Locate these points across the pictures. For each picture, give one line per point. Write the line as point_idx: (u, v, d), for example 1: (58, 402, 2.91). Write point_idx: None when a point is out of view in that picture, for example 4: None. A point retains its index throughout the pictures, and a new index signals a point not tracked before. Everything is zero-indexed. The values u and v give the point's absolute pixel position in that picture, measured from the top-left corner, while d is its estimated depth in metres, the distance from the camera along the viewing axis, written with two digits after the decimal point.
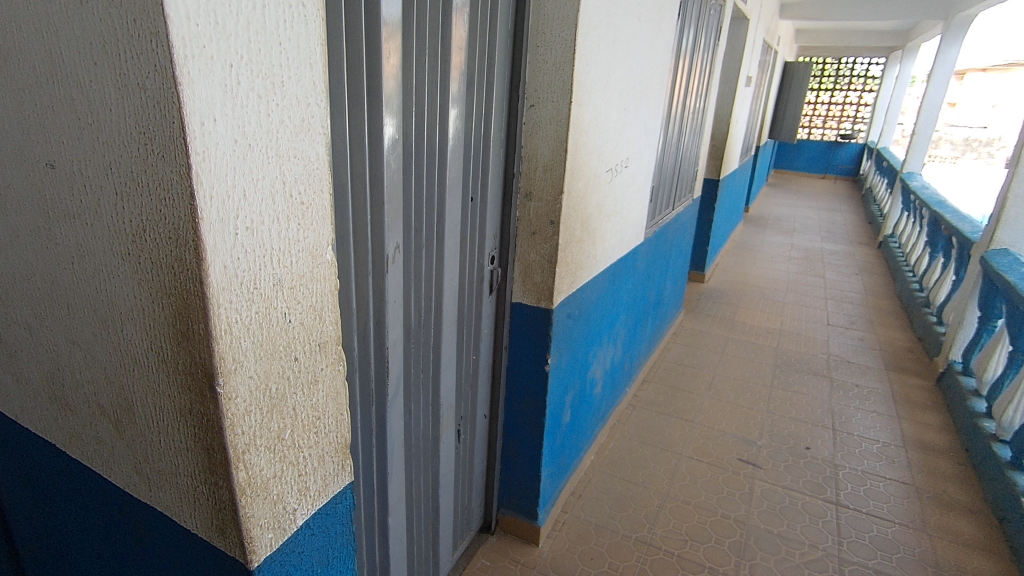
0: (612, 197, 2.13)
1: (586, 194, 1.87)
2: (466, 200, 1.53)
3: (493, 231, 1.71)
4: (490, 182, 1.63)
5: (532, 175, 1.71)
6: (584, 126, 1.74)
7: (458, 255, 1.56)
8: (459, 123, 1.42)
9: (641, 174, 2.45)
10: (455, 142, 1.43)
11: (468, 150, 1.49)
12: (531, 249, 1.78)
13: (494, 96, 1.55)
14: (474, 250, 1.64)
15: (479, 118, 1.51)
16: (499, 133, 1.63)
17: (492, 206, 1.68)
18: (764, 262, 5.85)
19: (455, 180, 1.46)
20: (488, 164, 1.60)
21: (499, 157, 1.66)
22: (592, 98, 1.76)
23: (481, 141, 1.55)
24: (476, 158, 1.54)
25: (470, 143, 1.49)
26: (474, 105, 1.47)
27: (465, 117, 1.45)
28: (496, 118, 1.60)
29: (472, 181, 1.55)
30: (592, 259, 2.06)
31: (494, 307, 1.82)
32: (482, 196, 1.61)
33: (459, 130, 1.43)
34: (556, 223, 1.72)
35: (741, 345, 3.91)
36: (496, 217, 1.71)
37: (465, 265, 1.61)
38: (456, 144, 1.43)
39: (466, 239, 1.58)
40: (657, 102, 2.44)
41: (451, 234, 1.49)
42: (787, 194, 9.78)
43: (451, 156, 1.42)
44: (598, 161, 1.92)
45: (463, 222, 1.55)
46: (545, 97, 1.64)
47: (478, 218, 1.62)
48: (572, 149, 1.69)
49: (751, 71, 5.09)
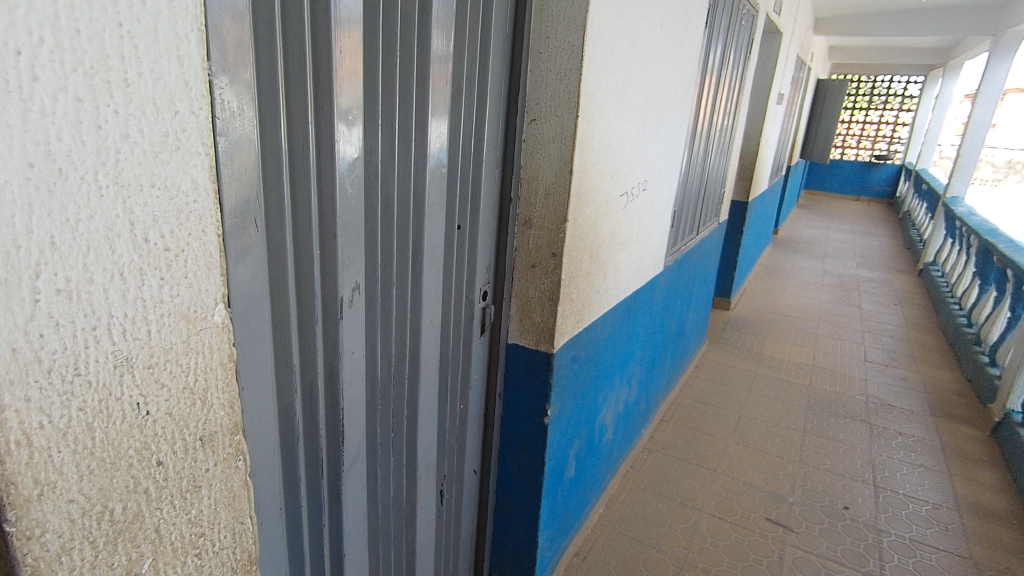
0: (626, 224, 1.89)
1: (595, 222, 1.64)
2: (450, 229, 1.32)
3: (486, 263, 1.49)
4: (484, 208, 1.41)
5: (533, 200, 1.48)
6: (594, 144, 1.51)
7: (440, 292, 1.33)
8: (442, 140, 1.21)
9: (661, 197, 2.20)
10: (437, 163, 1.21)
11: (454, 171, 1.27)
12: (529, 284, 1.55)
13: (489, 109, 1.34)
14: (462, 286, 1.41)
15: (470, 136, 1.30)
16: (495, 151, 1.41)
17: (486, 235, 1.45)
18: (795, 289, 5.52)
19: (437, 207, 1.24)
20: (480, 186, 1.38)
21: (494, 178, 1.43)
22: (604, 113, 1.53)
23: (472, 161, 1.33)
24: (466, 181, 1.32)
25: (457, 164, 1.28)
26: (462, 119, 1.26)
27: (451, 134, 1.23)
28: (491, 134, 1.37)
29: (460, 207, 1.33)
30: (602, 294, 1.83)
31: (487, 349, 1.59)
32: (473, 225, 1.39)
33: (442, 148, 1.22)
34: (559, 255, 1.49)
35: (770, 382, 3.61)
36: (490, 247, 1.49)
37: (450, 303, 1.38)
38: (439, 165, 1.22)
39: (451, 275, 1.36)
40: (680, 118, 2.20)
41: (431, 269, 1.27)
42: (818, 216, 9.40)
43: (432, 179, 1.20)
44: (610, 185, 1.68)
45: (446, 255, 1.33)
46: (548, 110, 1.41)
47: (468, 249, 1.40)
48: (579, 171, 1.45)
49: (784, 87, 4.81)
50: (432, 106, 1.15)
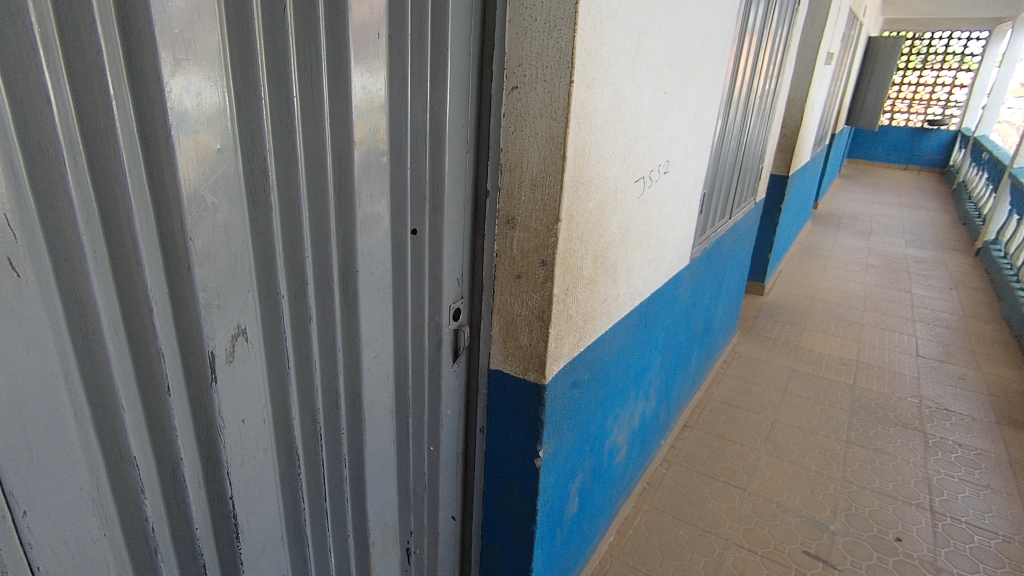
0: (642, 216, 1.54)
1: (600, 217, 1.29)
2: (398, 234, 1.00)
3: (457, 274, 1.17)
4: (449, 204, 1.09)
5: (516, 193, 1.15)
6: (598, 119, 1.16)
7: (387, 317, 1.03)
8: (377, 117, 0.88)
9: (687, 180, 1.84)
10: (371, 148, 0.88)
11: (398, 158, 0.95)
12: (514, 299, 1.23)
13: (451, 72, 1.00)
14: (421, 305, 1.10)
15: (421, 110, 0.96)
16: (463, 129, 1.07)
17: (454, 238, 1.13)
18: (836, 270, 5.05)
19: (375, 209, 0.93)
20: (443, 178, 1.05)
21: (464, 165, 1.10)
22: (611, 78, 1.17)
23: (428, 143, 1.00)
24: (419, 171, 1.00)
25: (403, 148, 0.95)
26: (408, 88, 0.93)
27: (390, 107, 0.91)
28: (457, 107, 1.04)
29: (412, 206, 1.01)
30: (610, 303, 1.49)
31: (462, 377, 1.29)
32: (433, 227, 1.07)
33: (379, 128, 0.89)
34: (550, 264, 1.16)
35: (808, 381, 3.23)
36: (461, 254, 1.16)
37: (403, 328, 1.08)
38: (373, 151, 0.89)
39: (403, 292, 1.05)
40: (713, 84, 1.81)
41: (369, 289, 0.96)
42: (862, 188, 8.76)
43: (364, 171, 0.88)
44: (621, 169, 1.33)
45: (393, 268, 1.01)
46: (534, 74, 1.06)
47: (428, 259, 1.08)
48: (575, 155, 1.11)
49: (833, 45, 4.27)
50: (355, 70, 0.82)
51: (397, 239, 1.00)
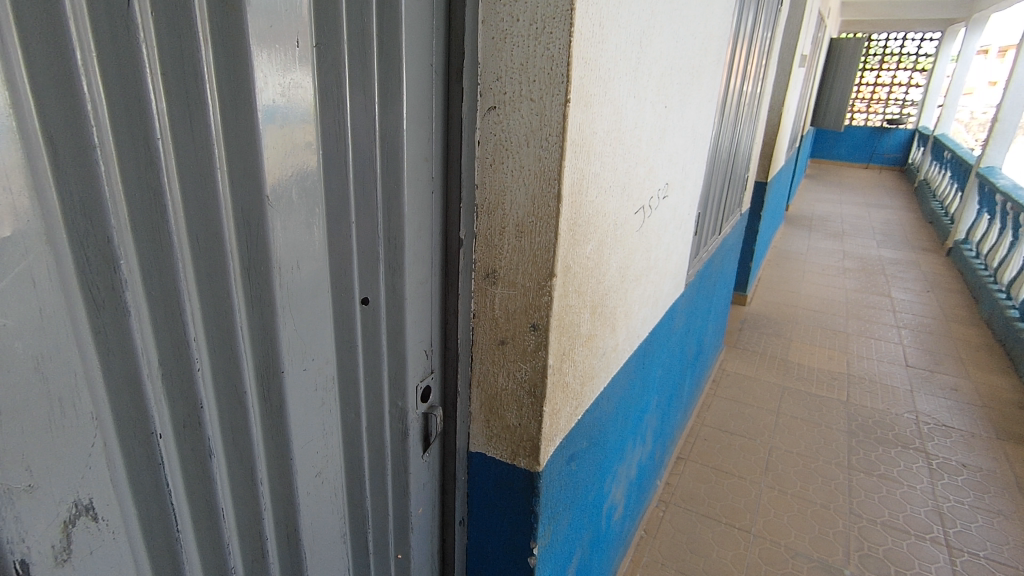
0: (642, 250, 1.31)
1: (599, 260, 1.05)
2: (342, 309, 0.74)
3: (423, 345, 0.91)
4: (412, 259, 0.83)
5: (498, 240, 0.90)
6: (597, 144, 0.92)
7: (332, 418, 0.76)
8: (303, 154, 0.62)
9: (684, 202, 1.62)
10: (296, 200, 0.62)
11: (338, 208, 0.69)
12: (498, 370, 0.98)
13: (407, 88, 0.74)
14: (380, 392, 0.84)
15: (367, 140, 0.71)
16: (426, 162, 0.81)
17: (420, 302, 0.87)
18: (814, 276, 4.96)
19: (309, 281, 0.66)
20: (402, 230, 0.79)
21: (429, 208, 0.84)
22: (612, 92, 0.93)
23: (379, 184, 0.74)
24: (368, 222, 0.74)
25: (344, 194, 0.69)
26: (347, 111, 0.66)
27: (322, 141, 0.64)
28: (417, 135, 0.78)
29: (359, 269, 0.75)
30: (608, 355, 1.25)
31: (435, 465, 1.03)
32: (390, 293, 0.81)
33: (307, 170, 0.63)
34: (542, 329, 0.91)
35: (800, 399, 3.07)
36: (428, 319, 0.91)
37: (355, 426, 0.82)
38: (301, 204, 0.63)
39: (352, 381, 0.79)
40: (710, 93, 1.61)
41: (304, 390, 0.70)
42: (828, 188, 8.83)
43: (287, 235, 0.62)
44: (620, 201, 1.10)
45: (337, 353, 0.75)
46: (518, 91, 0.81)
47: (387, 333, 0.82)
48: (572, 191, 0.86)
49: (806, 48, 4.17)
50: (264, 88, 0.55)
51: (341, 315, 0.74)
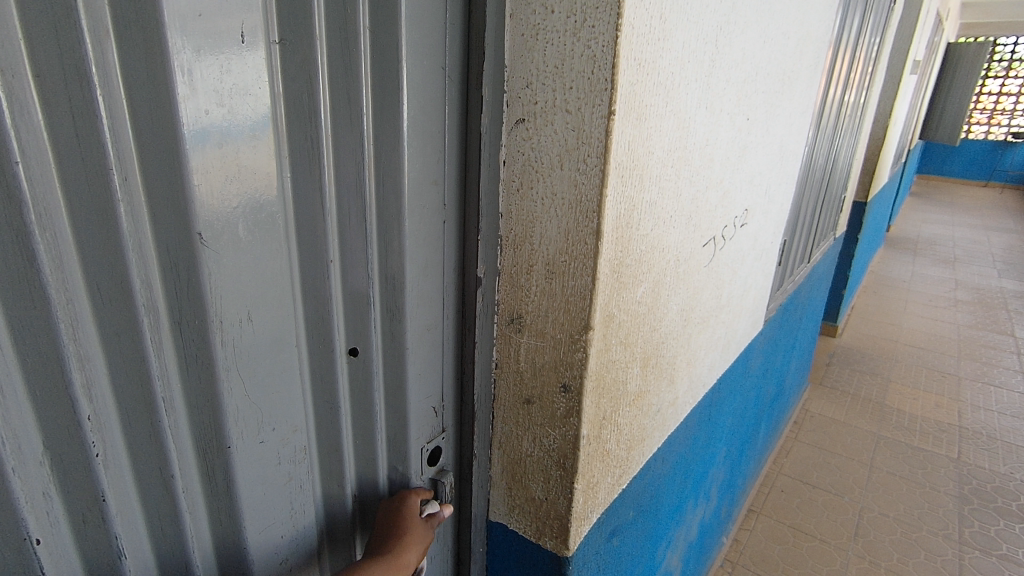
0: (711, 288, 1.11)
1: (653, 304, 0.87)
2: (319, 363, 0.61)
3: (433, 400, 0.76)
4: (417, 302, 0.68)
5: (526, 281, 0.74)
6: (653, 166, 0.74)
7: (303, 494, 0.63)
8: (253, 179, 0.48)
9: (767, 229, 1.39)
10: (244, 238, 0.49)
11: (310, 244, 0.56)
12: (522, 433, 0.81)
13: (408, 97, 0.60)
14: (374, 460, 0.70)
15: (353, 161, 0.57)
16: (434, 186, 0.67)
17: (427, 352, 0.72)
18: (919, 307, 4.42)
19: (266, 336, 0.53)
20: (403, 269, 0.65)
21: (438, 239, 0.70)
22: (675, 102, 0.75)
23: (371, 213, 0.60)
24: (354, 260, 0.60)
25: (319, 227, 0.56)
26: (320, 125, 0.53)
27: (283, 161, 0.52)
28: (422, 153, 0.64)
29: (342, 315, 0.61)
30: (664, 412, 1.06)
31: (446, 534, 0.88)
32: (386, 343, 0.66)
33: (261, 199, 0.50)
34: (574, 391, 0.74)
35: (899, 452, 2.68)
36: (439, 371, 0.76)
37: (338, 499, 0.68)
38: (251, 243, 0.50)
39: (334, 447, 0.65)
40: (804, 103, 1.37)
41: (261, 466, 0.57)
42: (938, 207, 7.97)
43: (233, 281, 0.49)
44: (684, 233, 0.91)
45: (311, 416, 0.62)
46: (551, 100, 0.65)
47: (384, 390, 0.68)
48: (617, 225, 0.69)
49: (919, 52, 3.72)
50: (189, 95, 0.42)
51: (316, 372, 0.61)
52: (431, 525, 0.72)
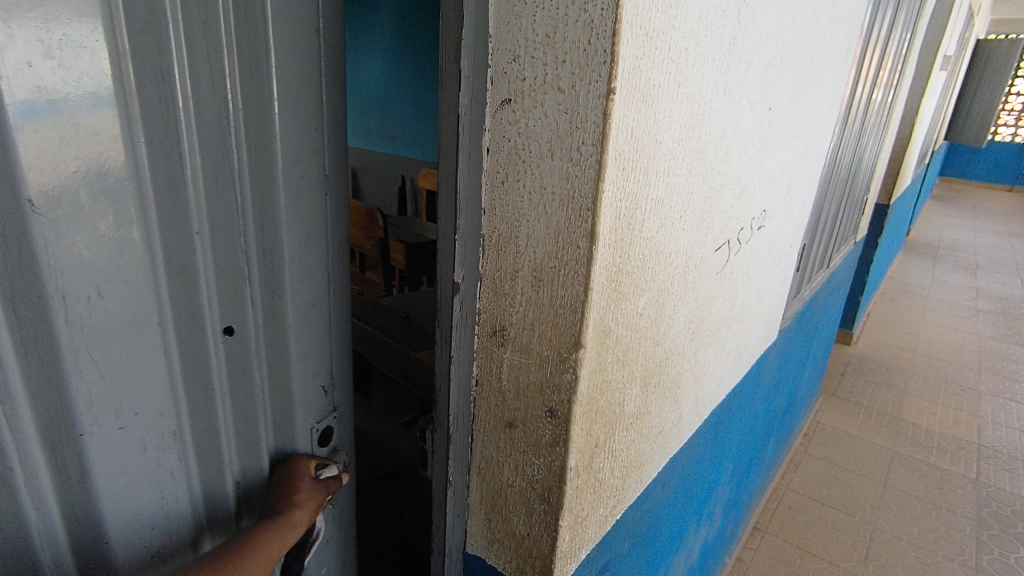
0: (724, 297, 1.01)
1: (658, 315, 0.77)
2: (192, 346, 0.55)
3: (325, 379, 0.72)
4: (299, 277, 0.64)
5: (509, 288, 0.64)
6: (661, 159, 0.64)
7: (175, 482, 0.57)
8: (99, 143, 0.43)
9: (787, 232, 1.29)
10: (88, 205, 0.44)
11: (173, 212, 0.50)
12: (504, 459, 0.71)
13: (279, 56, 0.55)
14: (257, 444, 0.65)
15: (218, 123, 0.52)
16: (315, 155, 0.62)
17: (312, 329, 0.68)
18: (938, 316, 4.27)
19: (125, 314, 0.48)
20: (274, 238, 0.60)
21: (319, 210, 0.65)
22: (689, 84, 0.65)
23: (241, 180, 0.56)
24: (227, 230, 0.55)
25: (180, 194, 0.51)
26: (178, 82, 0.48)
27: (134, 119, 0.46)
28: (299, 118, 0.59)
29: (216, 293, 0.56)
30: (667, 433, 0.96)
31: (345, 514, 0.83)
32: (265, 321, 0.62)
33: (110, 161, 0.44)
34: (562, 417, 0.64)
35: (913, 469, 2.56)
36: (327, 346, 0.71)
37: (221, 490, 0.63)
38: (100, 210, 0.44)
39: (212, 434, 0.60)
40: (831, 97, 1.26)
41: (120, 455, 0.51)
42: (958, 213, 7.76)
43: (78, 252, 0.44)
44: (695, 234, 0.80)
45: (185, 403, 0.56)
46: (542, 78, 0.55)
47: (265, 370, 0.64)
48: (616, 226, 0.59)
49: (948, 52, 3.56)
50: (6, 46, 0.37)
51: (187, 355, 0.55)
52: (324, 487, 0.69)
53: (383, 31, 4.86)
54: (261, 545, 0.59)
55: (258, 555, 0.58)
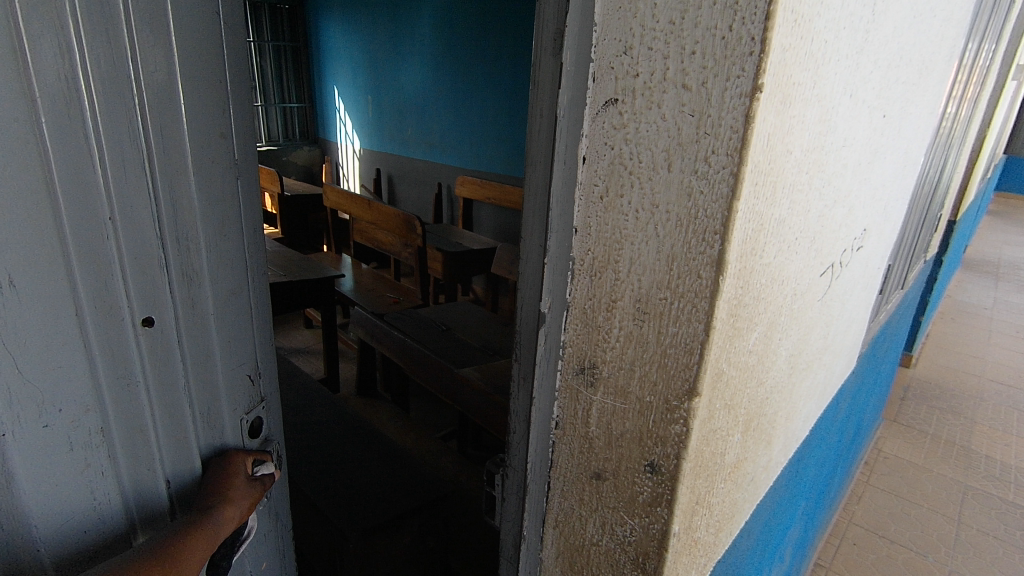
0: (821, 326, 0.90)
1: (764, 352, 0.67)
2: (107, 338, 0.51)
3: (248, 367, 0.67)
4: (216, 265, 0.60)
5: (604, 321, 0.55)
6: (788, 172, 0.54)
7: (107, 481, 0.54)
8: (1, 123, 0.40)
9: (879, 253, 1.16)
10: None
11: (81, 195, 0.46)
12: (587, 514, 0.62)
13: (176, 31, 0.51)
14: (188, 441, 0.60)
15: (129, 98, 0.48)
16: (221, 140, 0.58)
17: (233, 319, 0.64)
18: (1005, 338, 4.00)
19: (35, 302, 0.45)
20: (190, 220, 0.56)
21: (233, 198, 0.61)
22: (823, 83, 0.55)
23: (151, 164, 0.51)
24: (140, 212, 0.51)
25: (87, 170, 0.46)
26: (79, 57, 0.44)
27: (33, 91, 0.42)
28: (210, 100, 0.56)
29: (134, 281, 0.51)
30: (758, 479, 0.85)
31: (280, 508, 0.80)
32: (188, 311, 0.58)
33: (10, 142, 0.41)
34: (666, 474, 0.54)
35: (989, 507, 2.36)
36: (249, 335, 0.67)
37: (153, 492, 0.58)
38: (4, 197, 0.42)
39: (139, 429, 0.56)
40: (932, 103, 1.14)
41: (37, 457, 0.48)
42: (1019, 229, 7.36)
43: None
44: (806, 257, 0.70)
45: (108, 396, 0.52)
46: (657, 72, 0.46)
47: (189, 362, 0.59)
48: (742, 254, 0.49)
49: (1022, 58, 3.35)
50: None
51: (106, 347, 0.51)
52: (260, 485, 0.67)
53: (424, 40, 4.88)
54: (197, 532, 0.57)
55: (195, 543, 0.56)
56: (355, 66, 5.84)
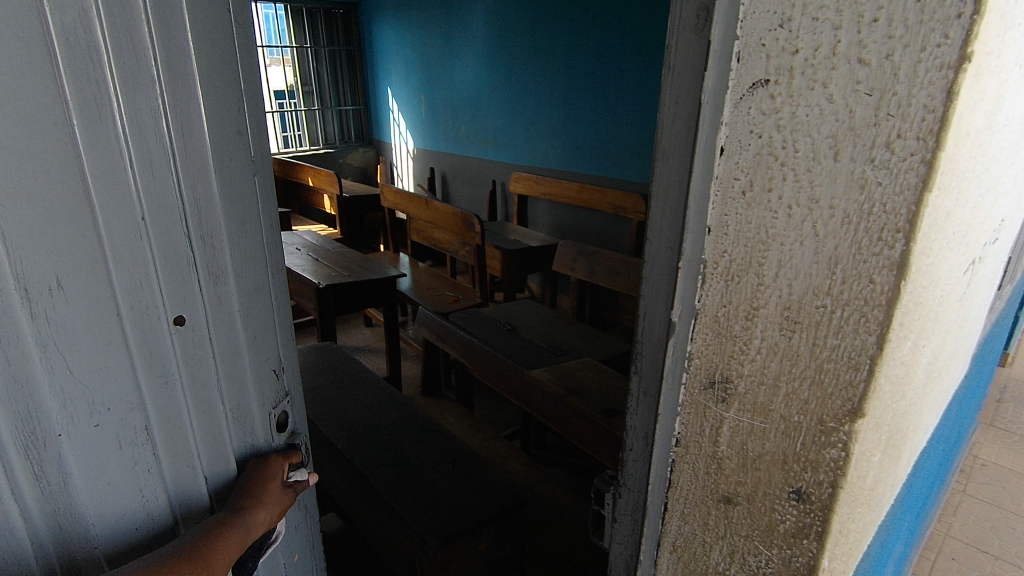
0: (956, 330, 0.82)
1: (913, 360, 0.59)
2: (146, 337, 0.51)
3: (273, 362, 0.63)
4: (241, 261, 0.56)
5: (742, 330, 0.49)
6: (965, 158, 0.47)
7: (153, 478, 0.55)
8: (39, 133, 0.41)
9: (1008, 246, 1.05)
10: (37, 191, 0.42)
11: (115, 197, 0.46)
12: (714, 539, 0.57)
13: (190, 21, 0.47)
14: (223, 440, 0.59)
15: (152, 101, 0.46)
16: (238, 138, 0.54)
17: (260, 315, 0.60)
18: None
19: (84, 304, 0.47)
20: (206, 210, 0.52)
21: (251, 191, 0.56)
22: (1005, 51, 0.47)
23: (176, 159, 0.49)
24: (168, 212, 0.49)
25: (120, 170, 0.46)
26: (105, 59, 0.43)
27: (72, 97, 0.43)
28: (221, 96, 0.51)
29: (167, 282, 0.51)
30: (885, 496, 0.78)
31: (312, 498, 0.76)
32: (218, 309, 0.55)
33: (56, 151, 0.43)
34: (822, 501, 0.48)
35: None
36: (273, 329, 0.62)
37: (194, 490, 0.58)
38: (47, 203, 0.43)
39: (178, 428, 0.55)
40: None
41: (90, 452, 0.50)
42: None
43: (33, 243, 0.43)
44: (958, 256, 0.62)
45: (148, 395, 0.52)
46: (822, 46, 0.40)
47: (219, 361, 0.56)
48: (921, 253, 0.43)
49: None
50: None
51: (142, 346, 0.51)
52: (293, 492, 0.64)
53: (477, 37, 4.86)
54: (225, 535, 0.56)
55: (223, 547, 0.55)
56: (408, 66, 5.89)
